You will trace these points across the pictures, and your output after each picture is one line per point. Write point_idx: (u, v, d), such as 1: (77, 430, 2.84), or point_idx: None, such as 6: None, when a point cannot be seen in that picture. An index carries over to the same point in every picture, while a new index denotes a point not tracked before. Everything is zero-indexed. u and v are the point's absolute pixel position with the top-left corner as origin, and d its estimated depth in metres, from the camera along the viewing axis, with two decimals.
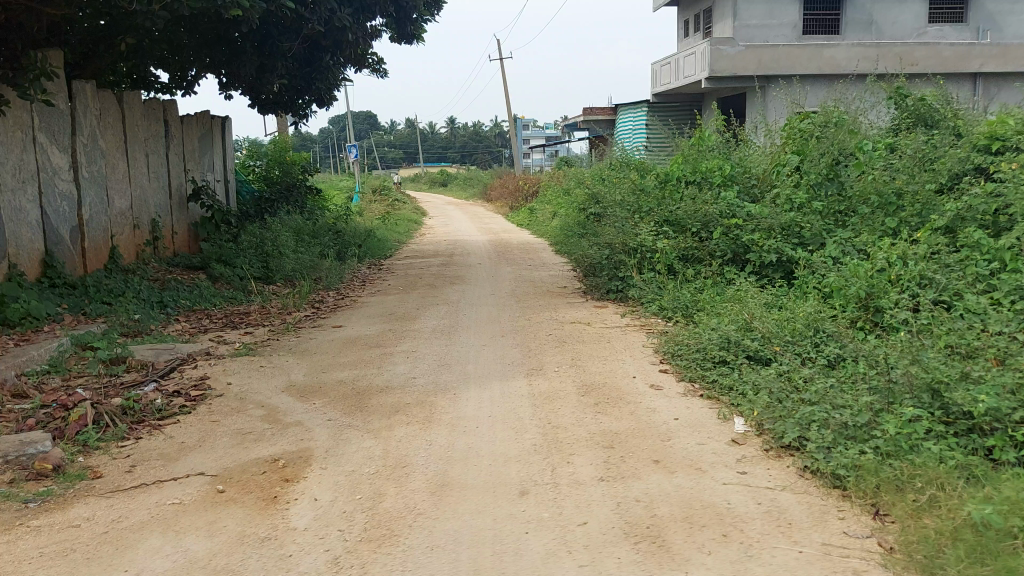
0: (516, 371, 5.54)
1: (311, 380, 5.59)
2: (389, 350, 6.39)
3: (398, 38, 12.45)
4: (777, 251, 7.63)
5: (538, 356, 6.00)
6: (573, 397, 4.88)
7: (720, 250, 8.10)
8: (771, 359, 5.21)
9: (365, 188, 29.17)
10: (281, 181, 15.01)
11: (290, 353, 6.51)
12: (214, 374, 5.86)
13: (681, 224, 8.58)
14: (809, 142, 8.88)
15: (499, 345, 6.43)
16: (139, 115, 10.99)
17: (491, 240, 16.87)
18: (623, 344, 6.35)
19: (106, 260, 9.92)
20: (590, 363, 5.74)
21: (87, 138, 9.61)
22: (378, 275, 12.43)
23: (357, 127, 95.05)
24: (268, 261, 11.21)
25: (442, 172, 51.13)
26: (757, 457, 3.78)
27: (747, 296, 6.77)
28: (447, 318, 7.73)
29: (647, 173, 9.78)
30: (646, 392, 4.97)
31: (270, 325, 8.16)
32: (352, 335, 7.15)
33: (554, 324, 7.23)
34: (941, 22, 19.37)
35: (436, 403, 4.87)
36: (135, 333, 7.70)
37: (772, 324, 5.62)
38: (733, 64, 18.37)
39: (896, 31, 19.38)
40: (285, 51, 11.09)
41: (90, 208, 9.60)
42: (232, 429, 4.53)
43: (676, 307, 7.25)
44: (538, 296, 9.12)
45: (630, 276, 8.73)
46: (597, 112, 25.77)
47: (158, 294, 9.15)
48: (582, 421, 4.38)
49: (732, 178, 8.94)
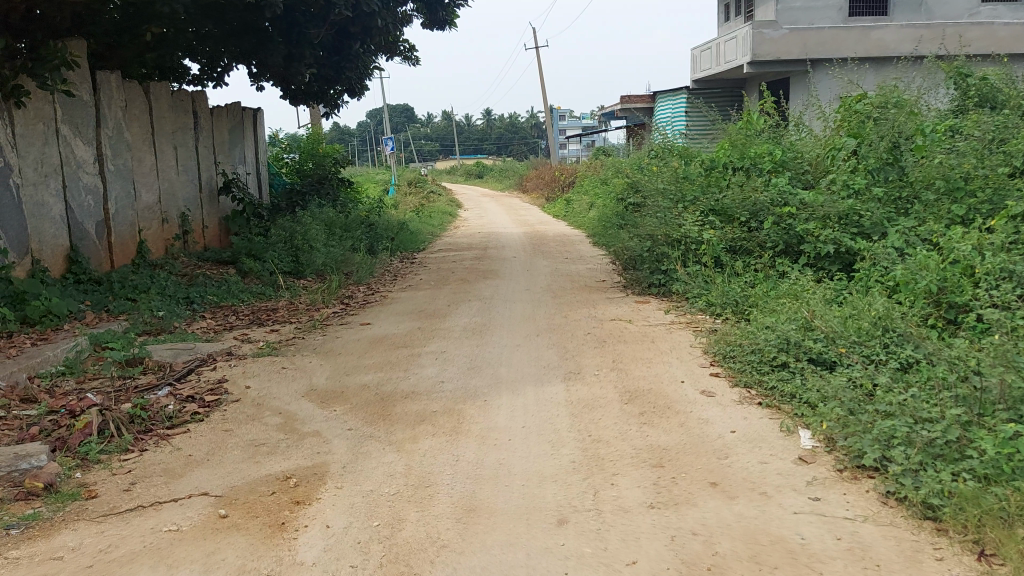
0: (554, 375, 5.11)
1: (333, 385, 5.22)
2: (418, 351, 6.00)
3: (430, 24, 12.04)
4: (835, 241, 7.08)
5: (576, 358, 5.56)
6: (616, 405, 4.44)
7: (771, 241, 7.58)
8: (836, 363, 4.70)
9: (400, 180, 28.87)
10: (313, 173, 14.73)
11: (313, 354, 6.16)
12: (233, 377, 5.53)
13: (729, 214, 8.09)
14: (867, 124, 8.27)
15: (535, 346, 5.99)
16: (166, 106, 10.74)
17: (527, 232, 16.40)
18: (669, 344, 5.88)
19: (134, 256, 9.69)
20: (633, 366, 5.28)
21: (112, 130, 9.37)
22: (410, 269, 12.09)
23: (392, 120, 95.16)
24: (297, 255, 10.90)
25: (477, 164, 50.66)
26: (830, 480, 3.31)
27: (804, 292, 6.25)
28: (479, 315, 7.32)
29: (691, 161, 9.24)
30: (696, 399, 4.50)
31: (297, 323, 7.82)
32: (380, 333, 6.78)
33: (594, 322, 6.79)
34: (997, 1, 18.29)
35: (465, 411, 4.46)
36: (157, 331, 7.43)
37: (834, 324, 5.12)
38: (776, 48, 17.71)
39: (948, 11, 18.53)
40: (313, 38, 10.75)
41: (116, 202, 9.37)
42: (245, 441, 4.17)
43: (725, 303, 6.75)
44: (576, 291, 8.67)
45: (673, 269, 8.22)
46: (635, 101, 25.11)
47: (184, 291, 8.89)
48: (628, 434, 3.94)
49: (783, 164, 8.34)
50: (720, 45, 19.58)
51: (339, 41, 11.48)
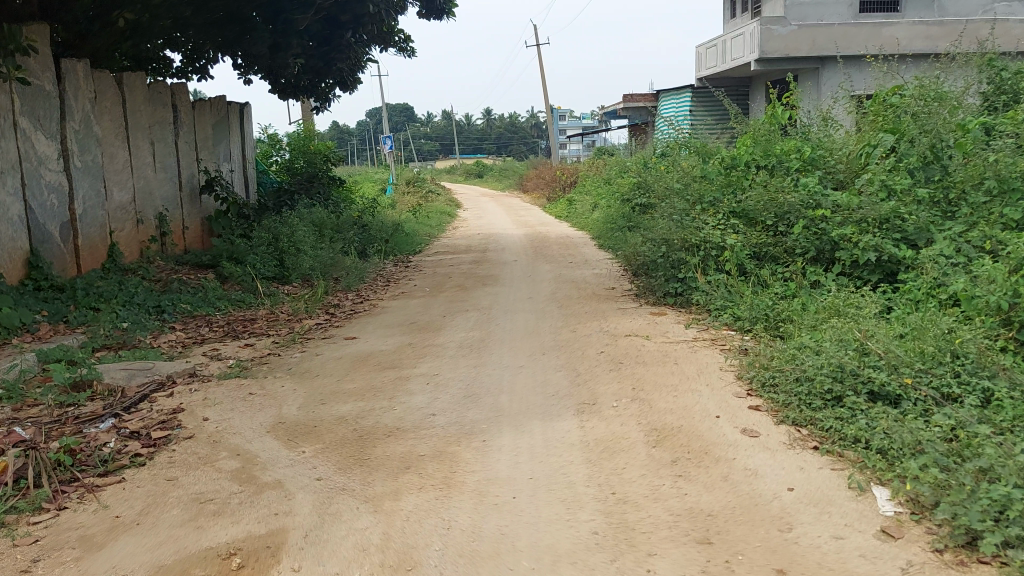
0: (564, 407, 4.35)
1: (305, 417, 4.47)
2: (406, 373, 5.23)
3: (427, 13, 11.32)
4: (876, 248, 6.32)
5: (589, 384, 4.81)
6: (640, 449, 3.69)
7: (801, 247, 6.82)
8: (901, 398, 3.94)
9: (397, 179, 28.09)
10: (304, 172, 13.97)
11: (287, 376, 5.40)
12: (192, 406, 4.77)
13: (754, 216, 7.33)
14: (904, 120, 7.48)
15: (541, 368, 5.24)
16: (142, 99, 9.98)
17: (528, 234, 15.60)
18: (695, 366, 5.12)
19: (104, 260, 8.93)
20: (656, 395, 4.52)
21: (79, 124, 8.60)
22: (404, 273, 11.31)
23: (391, 119, 94.44)
24: (282, 259, 10.14)
25: (477, 163, 49.76)
26: (928, 567, 2.57)
27: (846, 308, 5.51)
28: (477, 329, 6.56)
29: (708, 159, 8.46)
30: (737, 443, 3.75)
31: (275, 336, 7.06)
32: (364, 351, 6.01)
33: (606, 339, 6.03)
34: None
35: (458, 455, 3.70)
36: (118, 346, 6.67)
37: (892, 346, 4.36)
38: (785, 45, 16.94)
39: (961, 7, 17.77)
40: (299, 26, 9.98)
41: (84, 202, 8.61)
42: (188, 494, 3.41)
43: (755, 318, 6.00)
44: (584, 300, 7.92)
45: (691, 277, 7.44)
46: (638, 99, 24.35)
47: (155, 298, 8.12)
48: (660, 494, 3.19)
49: (812, 162, 7.54)
50: (727, 41, 18.82)
51: (327, 31, 10.72)
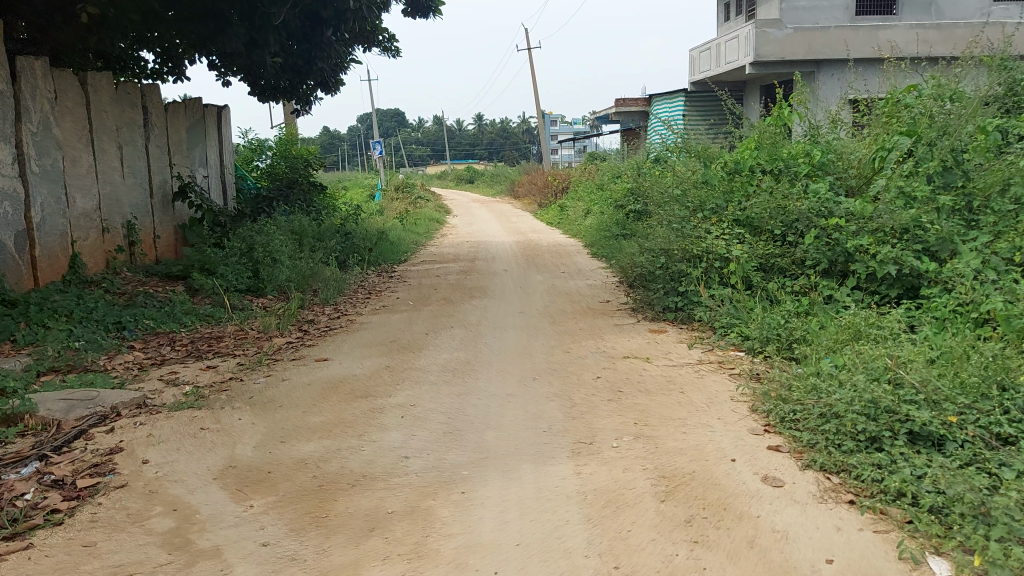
0: (557, 448, 3.78)
1: (259, 459, 3.89)
2: (380, 404, 4.66)
3: (413, 11, 10.79)
4: (896, 261, 5.78)
5: (585, 417, 4.25)
6: (649, 504, 3.13)
7: (813, 258, 6.30)
8: (946, 439, 3.37)
9: (386, 185, 27.45)
10: (285, 177, 13.39)
11: (246, 407, 4.81)
12: (133, 445, 4.18)
13: (761, 226, 6.79)
14: (920, 121, 6.94)
15: (531, 397, 4.67)
16: (109, 100, 9.39)
17: (519, 242, 15.04)
18: (703, 395, 4.56)
19: (64, 272, 8.32)
20: (662, 433, 3.95)
21: (36, 126, 8.00)
22: (388, 285, 10.73)
23: (382, 125, 93.86)
24: (257, 270, 9.54)
25: (469, 168, 49.07)
26: None
27: (869, 329, 4.98)
28: (461, 350, 5.98)
29: (710, 162, 7.90)
30: (761, 496, 3.19)
31: (242, 357, 6.47)
32: (336, 376, 5.43)
33: (602, 361, 5.48)
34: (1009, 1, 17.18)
35: (433, 513, 3.13)
36: (67, 369, 6.06)
37: (927, 376, 3.79)
38: (780, 49, 16.48)
39: (959, 11, 17.33)
40: (277, 22, 9.42)
41: (41, 209, 8.01)
42: (106, 567, 2.84)
43: (766, 339, 5.46)
44: (578, 315, 7.36)
45: (694, 291, 6.89)
46: (631, 103, 23.85)
47: (117, 313, 7.52)
48: (674, 568, 2.63)
49: (823, 166, 6.99)
50: (721, 45, 18.34)
51: (308, 29, 10.15)
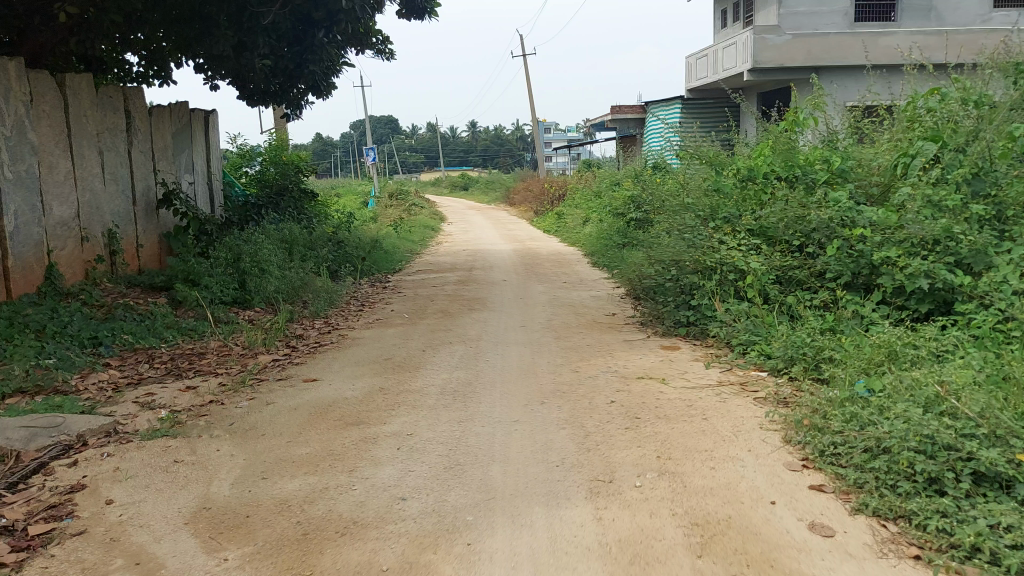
0: (572, 488, 3.36)
1: (238, 499, 3.46)
2: (373, 432, 4.24)
3: (408, 12, 10.37)
4: (927, 274, 5.38)
5: (601, 449, 3.83)
6: (682, 560, 2.71)
7: (834, 271, 5.92)
8: (1016, 481, 2.97)
9: (380, 192, 26.96)
10: (275, 184, 12.95)
11: (226, 436, 4.37)
12: (97, 482, 3.74)
13: (779, 237, 6.40)
14: (944, 125, 6.56)
15: (539, 425, 4.25)
16: (90, 103, 8.92)
17: (516, 250, 14.63)
18: (729, 423, 4.16)
19: (40, 284, 7.85)
20: (688, 468, 3.54)
21: (10, 129, 7.55)
22: (382, 296, 10.31)
23: (376, 132, 93.49)
24: (244, 281, 9.11)
25: (463, 176, 48.64)
26: None
27: (905, 351, 4.58)
28: (460, 370, 5.56)
29: (721, 169, 7.51)
30: (810, 549, 2.78)
31: (225, 376, 6.03)
32: (326, 399, 5.00)
33: (614, 382, 5.06)
34: (1009, 8, 16.90)
35: (435, 571, 2.71)
36: (35, 391, 5.60)
37: (987, 405, 3.38)
38: (780, 55, 16.12)
39: (958, 17, 16.98)
40: (266, 21, 9.00)
41: (15, 217, 7.55)
42: None
43: (791, 359, 5.07)
44: (583, 330, 6.95)
45: (707, 305, 6.49)
46: (627, 110, 23.49)
47: (93, 328, 7.07)
48: None
49: (843, 173, 6.63)
50: (719, 51, 18.02)
51: (298, 29, 9.70)
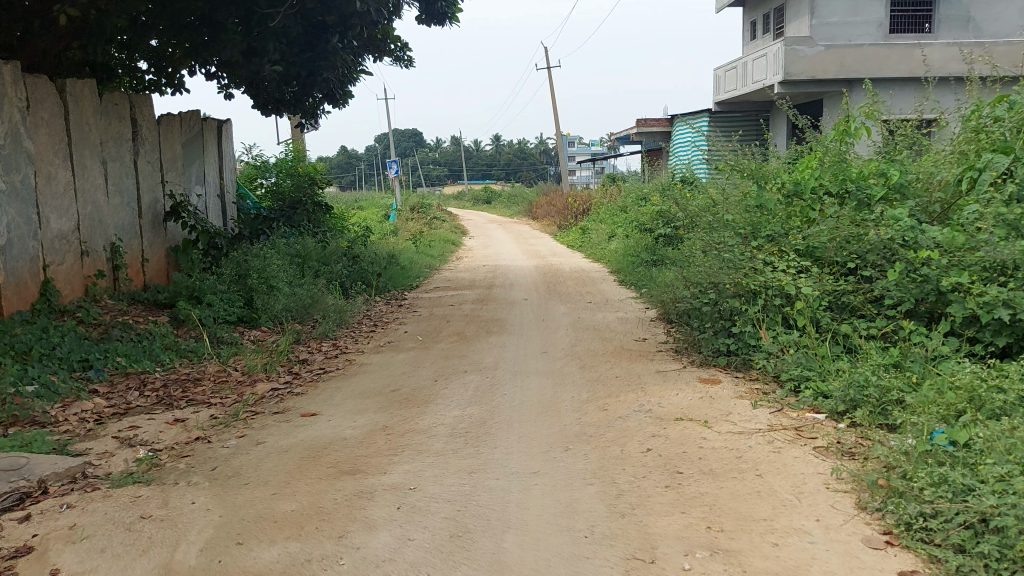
0: (604, 570, 2.77)
1: (204, 573, 2.90)
2: (372, 484, 3.66)
3: (427, 18, 9.81)
4: (1007, 304, 4.73)
5: (639, 514, 3.23)
6: None
7: (895, 297, 5.27)
8: None
9: (402, 205, 26.46)
10: (289, 196, 12.47)
11: (206, 485, 3.82)
12: (46, 545, 3.18)
13: (833, 259, 5.76)
14: (1017, 138, 5.89)
15: (563, 479, 3.66)
16: (93, 110, 8.43)
17: (538, 266, 14.04)
18: (787, 482, 3.54)
19: (35, 301, 7.28)
20: (744, 544, 2.93)
21: (5, 139, 6.97)
22: (396, 315, 9.77)
23: (399, 145, 93.54)
24: (251, 298, 8.61)
25: (486, 189, 48.16)
26: None
27: (991, 396, 3.93)
28: (475, 405, 4.98)
29: (764, 183, 6.88)
30: None
31: (218, 407, 5.48)
32: (322, 439, 4.43)
33: (650, 425, 4.45)
34: None
35: None
36: (7, 424, 5.08)
37: None
38: (812, 67, 15.45)
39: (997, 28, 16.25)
40: (277, 25, 8.51)
41: (8, 231, 6.95)
42: None
43: (853, 402, 4.45)
44: (612, 358, 6.35)
45: (750, 333, 5.87)
46: (653, 123, 22.85)
47: (84, 350, 6.56)
48: None
49: (901, 189, 5.99)
50: (748, 63, 17.40)
51: (312, 35, 9.19)
